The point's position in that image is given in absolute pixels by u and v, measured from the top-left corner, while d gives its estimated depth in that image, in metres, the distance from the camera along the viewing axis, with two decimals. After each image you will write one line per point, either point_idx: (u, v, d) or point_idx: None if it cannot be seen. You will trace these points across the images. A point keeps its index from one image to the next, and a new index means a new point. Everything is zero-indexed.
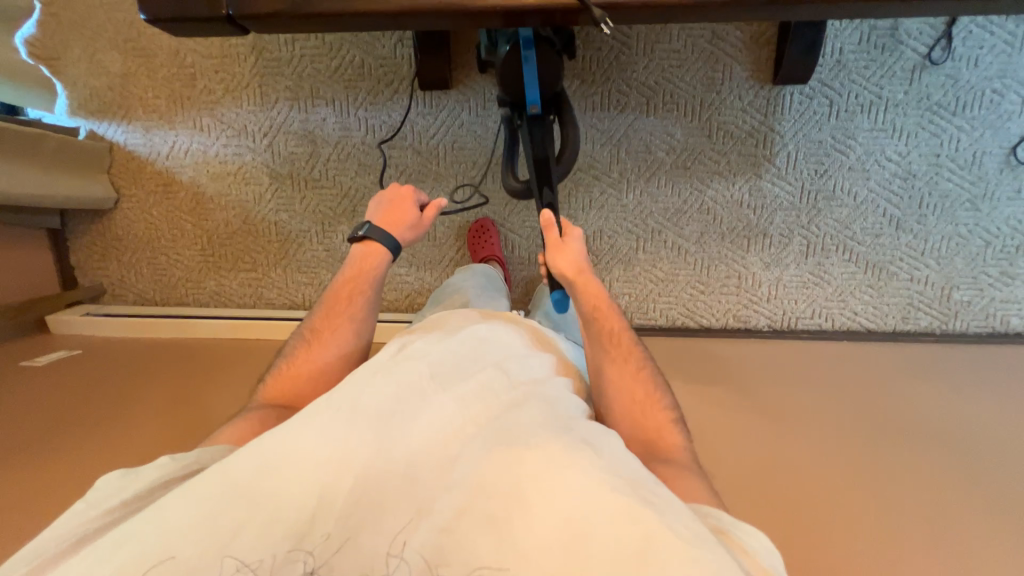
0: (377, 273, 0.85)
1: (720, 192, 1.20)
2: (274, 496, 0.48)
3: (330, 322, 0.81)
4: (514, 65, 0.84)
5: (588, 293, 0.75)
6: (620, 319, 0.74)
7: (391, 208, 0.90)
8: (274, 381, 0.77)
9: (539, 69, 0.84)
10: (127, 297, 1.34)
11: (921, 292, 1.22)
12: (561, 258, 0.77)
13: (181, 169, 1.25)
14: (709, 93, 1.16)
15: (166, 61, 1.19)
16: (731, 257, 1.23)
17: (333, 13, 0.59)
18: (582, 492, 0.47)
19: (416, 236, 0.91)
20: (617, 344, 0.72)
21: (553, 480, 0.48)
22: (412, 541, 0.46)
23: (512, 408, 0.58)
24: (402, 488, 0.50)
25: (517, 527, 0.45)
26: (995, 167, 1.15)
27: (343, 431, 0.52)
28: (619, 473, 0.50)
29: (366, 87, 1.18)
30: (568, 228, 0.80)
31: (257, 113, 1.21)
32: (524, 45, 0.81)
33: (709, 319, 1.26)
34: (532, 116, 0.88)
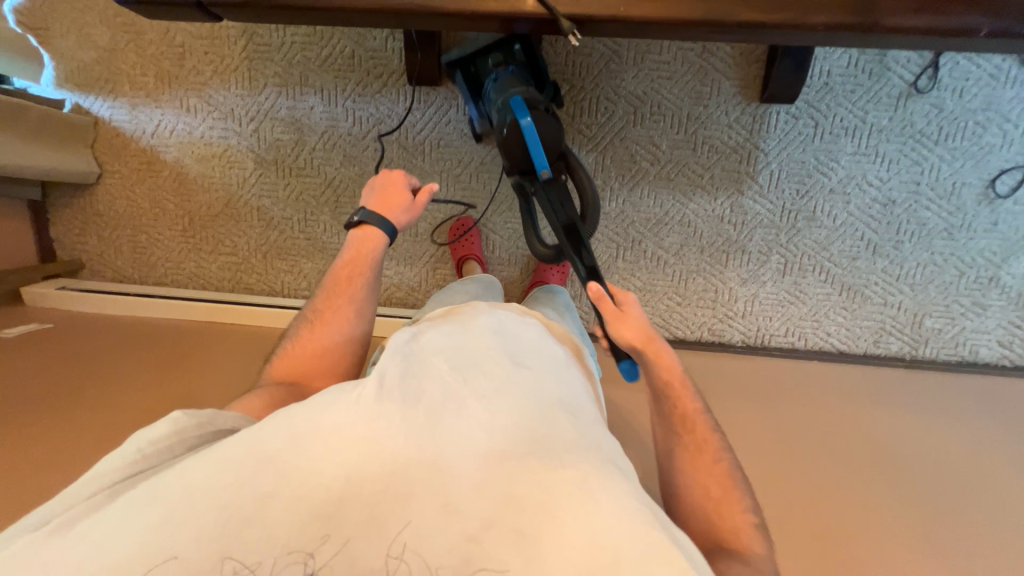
0: (374, 256, 0.86)
1: (702, 206, 1.21)
2: (300, 476, 0.50)
3: (332, 303, 0.83)
4: (518, 136, 0.84)
5: (663, 368, 0.71)
6: (694, 396, 0.70)
7: (386, 190, 0.90)
8: (282, 358, 0.81)
9: (540, 132, 0.83)
10: (105, 273, 1.33)
11: (894, 317, 1.23)
12: (625, 330, 0.71)
13: (166, 148, 1.25)
14: (696, 106, 1.16)
15: (157, 39, 1.18)
16: (708, 271, 1.24)
17: (306, 8, 0.59)
18: (610, 514, 0.49)
19: (412, 217, 0.91)
20: (691, 429, 0.68)
21: (581, 491, 0.50)
22: (414, 546, 0.48)
23: (540, 410, 0.58)
24: (425, 481, 0.51)
25: (542, 543, 0.48)
26: (974, 199, 1.17)
27: (369, 413, 0.53)
28: (637, 498, 0.53)
29: (356, 78, 1.18)
30: (622, 294, 0.75)
31: (243, 98, 1.20)
32: (517, 112, 0.82)
33: (684, 331, 1.27)
34: (545, 181, 0.86)
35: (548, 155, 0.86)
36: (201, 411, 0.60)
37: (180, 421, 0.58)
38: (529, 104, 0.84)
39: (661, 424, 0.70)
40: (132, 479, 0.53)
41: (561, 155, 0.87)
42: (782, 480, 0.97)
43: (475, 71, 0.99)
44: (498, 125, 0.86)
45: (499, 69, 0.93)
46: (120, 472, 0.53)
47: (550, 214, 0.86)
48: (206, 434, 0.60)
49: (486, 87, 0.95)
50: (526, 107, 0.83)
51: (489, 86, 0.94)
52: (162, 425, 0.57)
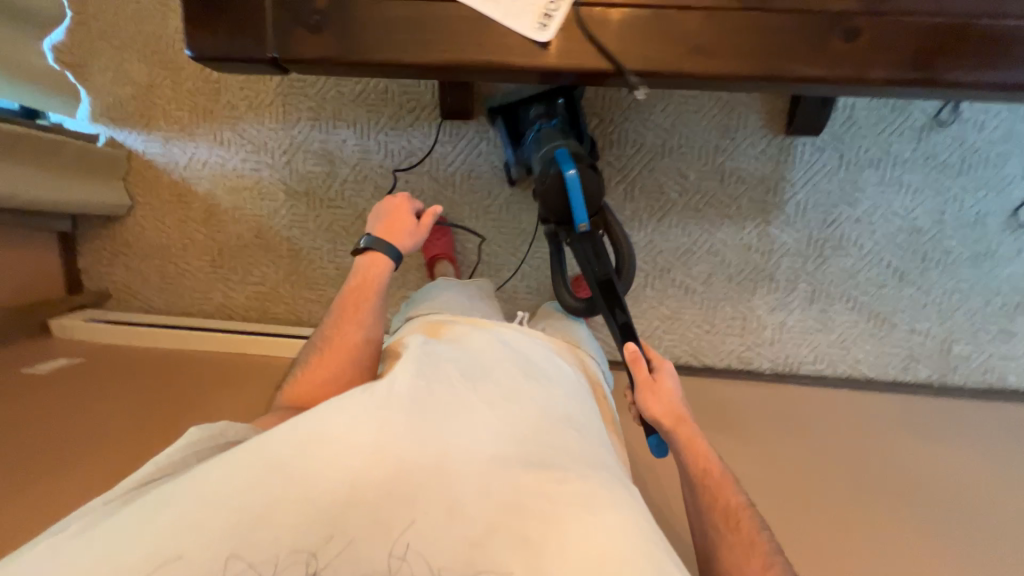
0: (380, 282, 0.84)
1: (729, 236, 1.22)
2: (302, 481, 0.51)
3: (341, 329, 0.80)
4: (559, 187, 0.85)
5: (692, 449, 0.73)
6: (735, 488, 0.69)
7: (390, 217, 0.90)
8: (292, 386, 0.78)
9: (582, 186, 0.84)
10: (133, 303, 1.33)
11: (922, 344, 1.23)
12: (654, 401, 0.77)
13: (198, 181, 1.26)
14: (723, 139, 1.18)
15: (192, 75, 1.21)
16: (737, 299, 1.24)
17: (375, 65, 0.57)
18: (619, 534, 0.51)
19: (417, 242, 0.91)
20: (735, 527, 0.65)
21: (591, 507, 0.53)
22: (419, 547, 0.50)
23: (544, 420, 0.63)
24: (433, 483, 0.53)
25: (546, 549, 0.50)
26: (998, 228, 1.19)
27: (376, 419, 0.55)
28: (634, 504, 0.56)
29: (388, 113, 1.20)
30: (658, 365, 0.81)
31: (277, 131, 1.22)
32: (563, 164, 0.84)
33: (713, 359, 1.26)
34: (582, 235, 0.86)
35: (588, 209, 0.86)
36: (211, 424, 0.64)
37: (194, 435, 0.62)
38: (574, 156, 0.86)
39: (698, 513, 0.68)
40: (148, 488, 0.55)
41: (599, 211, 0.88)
42: (823, 514, 0.96)
43: (517, 120, 1.04)
44: (539, 173, 0.87)
45: (543, 120, 0.98)
46: (132, 484, 0.55)
47: (583, 266, 0.87)
48: (218, 446, 0.62)
49: (528, 138, 0.99)
50: (572, 159, 0.85)
51: (532, 137, 0.98)
52: (181, 439, 0.61)
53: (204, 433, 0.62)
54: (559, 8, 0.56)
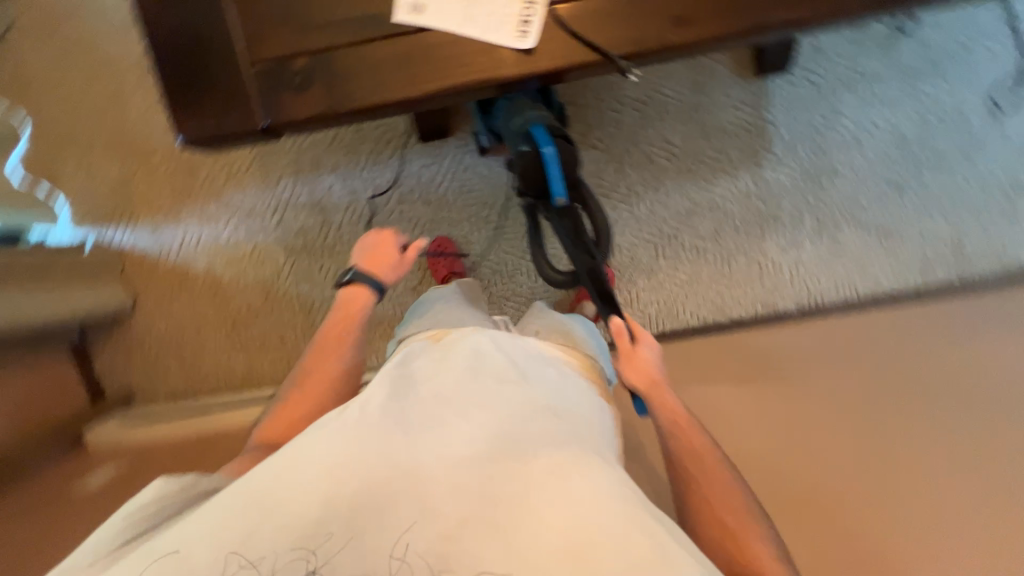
0: (363, 316, 0.79)
1: (727, 188, 1.22)
2: (285, 503, 0.51)
3: (319, 364, 0.75)
4: (535, 162, 0.80)
5: (666, 408, 0.72)
6: (704, 436, 0.69)
7: (374, 250, 0.83)
8: (275, 418, 0.71)
9: (560, 161, 0.80)
10: (159, 394, 1.28)
11: (938, 245, 1.21)
12: (631, 371, 0.74)
13: (194, 261, 1.23)
14: (698, 96, 1.20)
15: (166, 159, 1.20)
16: (749, 247, 1.23)
17: (369, 109, 0.56)
18: (590, 499, 0.52)
19: (401, 275, 0.84)
20: (701, 466, 0.67)
21: (560, 477, 0.54)
22: (414, 545, 0.50)
23: (523, 411, 0.60)
24: (407, 490, 0.53)
25: (520, 532, 0.51)
26: (979, 118, 1.21)
27: (348, 439, 0.55)
28: (612, 479, 0.55)
29: (367, 149, 1.20)
30: (639, 332, 0.77)
31: (263, 194, 1.21)
32: (539, 139, 0.79)
33: (739, 311, 1.22)
34: (559, 210, 0.82)
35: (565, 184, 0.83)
36: (184, 475, 0.57)
37: (162, 486, 0.55)
38: (552, 130, 0.81)
39: (669, 465, 0.69)
40: (131, 546, 0.50)
41: (578, 188, 0.83)
42: None
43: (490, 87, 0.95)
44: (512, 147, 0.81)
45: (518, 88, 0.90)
46: (114, 538, 0.51)
47: (564, 241, 0.83)
48: (193, 496, 0.56)
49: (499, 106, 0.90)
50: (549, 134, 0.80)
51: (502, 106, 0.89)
52: (146, 492, 0.54)
53: (175, 486, 0.55)
54: (535, 12, 0.56)
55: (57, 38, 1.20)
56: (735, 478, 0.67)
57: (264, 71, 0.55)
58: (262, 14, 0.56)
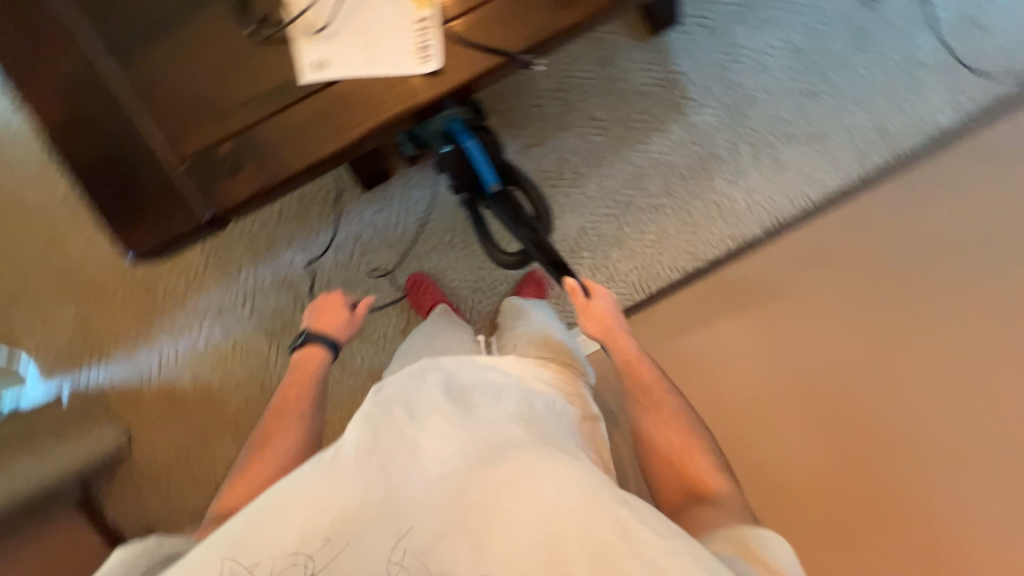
0: (319, 376, 0.80)
1: (662, 143, 1.27)
2: (264, 533, 0.50)
3: (279, 424, 0.73)
4: (460, 158, 0.82)
5: (620, 349, 0.81)
6: (652, 368, 0.79)
7: (322, 310, 0.85)
8: (233, 485, 0.66)
9: (484, 151, 0.83)
10: (181, 522, 1.17)
11: (864, 135, 1.28)
12: (589, 322, 0.84)
13: (178, 376, 1.19)
14: (608, 70, 1.25)
15: (120, 285, 1.17)
16: (700, 190, 1.27)
17: (305, 169, 0.57)
18: (556, 492, 0.51)
19: (354, 331, 0.86)
20: (648, 394, 0.76)
21: (528, 474, 0.53)
22: (414, 548, 0.49)
23: (496, 424, 0.60)
24: (379, 515, 0.50)
25: (495, 536, 0.49)
26: (859, 14, 1.30)
27: (323, 473, 0.53)
28: (585, 469, 0.54)
29: (316, 214, 1.20)
30: (593, 287, 0.86)
31: (227, 288, 1.19)
32: (459, 136, 0.82)
33: (713, 251, 1.26)
34: (496, 195, 0.84)
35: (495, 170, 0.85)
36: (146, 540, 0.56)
37: (127, 550, 0.55)
38: (470, 125, 0.84)
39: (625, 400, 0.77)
40: None
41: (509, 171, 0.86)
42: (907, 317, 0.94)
43: None
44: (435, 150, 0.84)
45: None
46: None
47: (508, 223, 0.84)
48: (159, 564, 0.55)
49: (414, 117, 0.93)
50: (468, 129, 0.83)
51: None
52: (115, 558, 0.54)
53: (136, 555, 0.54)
54: (430, 34, 0.57)
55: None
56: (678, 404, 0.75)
57: (193, 165, 0.56)
58: (174, 112, 0.56)
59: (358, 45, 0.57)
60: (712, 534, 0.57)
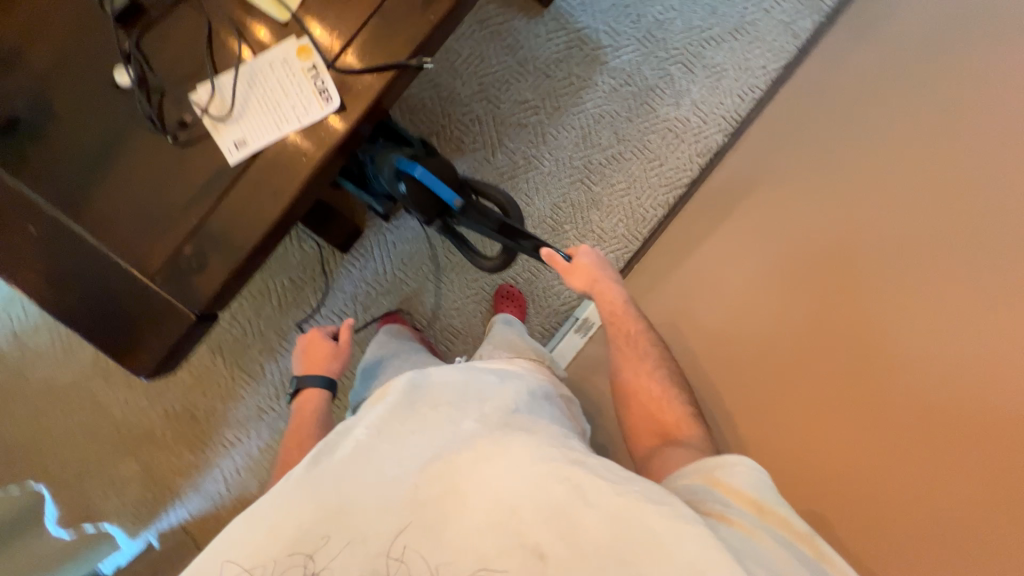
0: (320, 415, 0.79)
1: (595, 97, 1.26)
2: (246, 545, 0.50)
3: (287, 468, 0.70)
4: (418, 189, 0.82)
5: (609, 301, 0.83)
6: (636, 318, 0.83)
7: (309, 350, 0.87)
8: None
9: (435, 173, 0.81)
10: None
11: (784, 8, 1.26)
12: (575, 281, 0.84)
13: (247, 487, 1.23)
14: (517, 54, 1.25)
15: (164, 425, 1.22)
16: (650, 124, 1.26)
17: (265, 237, 0.61)
18: (515, 476, 0.54)
19: (343, 363, 0.87)
20: (635, 346, 0.82)
21: (490, 463, 0.55)
22: (406, 544, 0.50)
23: (456, 420, 0.62)
24: (345, 524, 0.51)
25: (455, 521, 0.51)
26: None
27: (291, 490, 0.54)
28: (540, 443, 0.58)
29: (310, 290, 1.22)
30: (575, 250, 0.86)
31: (258, 389, 1.23)
32: (407, 168, 0.81)
33: (687, 174, 1.26)
34: (462, 211, 0.82)
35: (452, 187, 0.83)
36: None
37: None
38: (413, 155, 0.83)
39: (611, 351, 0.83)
40: None
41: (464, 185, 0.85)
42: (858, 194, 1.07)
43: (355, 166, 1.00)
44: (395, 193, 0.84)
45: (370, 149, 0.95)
46: None
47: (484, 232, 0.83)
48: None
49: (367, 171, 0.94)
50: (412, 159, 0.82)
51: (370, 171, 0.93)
52: None
53: None
54: (325, 78, 0.61)
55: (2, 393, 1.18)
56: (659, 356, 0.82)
57: (165, 275, 0.60)
58: (131, 235, 0.60)
59: (266, 113, 0.60)
60: (683, 471, 0.65)
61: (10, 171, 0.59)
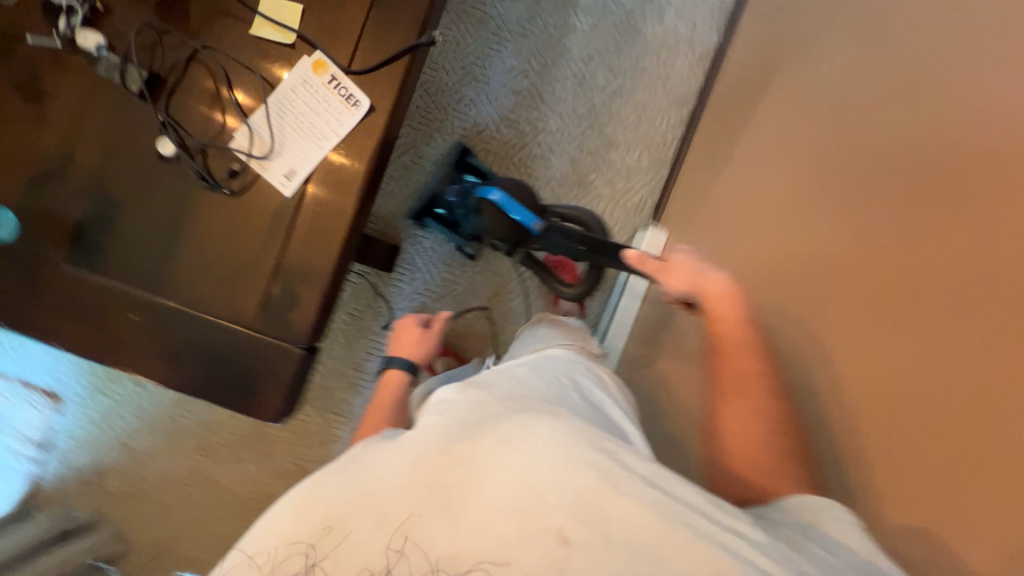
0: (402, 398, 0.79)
1: (578, 41, 1.23)
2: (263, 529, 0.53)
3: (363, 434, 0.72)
4: (498, 213, 0.84)
5: (723, 316, 0.72)
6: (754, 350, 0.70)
7: (400, 336, 0.89)
8: None
9: (517, 197, 0.84)
10: None
11: None
12: (674, 280, 0.76)
13: None
14: (490, 25, 1.23)
15: (279, 487, 1.25)
16: (641, 48, 1.23)
17: (346, 254, 0.62)
18: (538, 456, 0.49)
19: (428, 349, 0.88)
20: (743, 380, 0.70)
21: (520, 454, 0.50)
22: (418, 533, 0.48)
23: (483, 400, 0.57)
24: (362, 509, 0.50)
25: (474, 509, 0.48)
26: None
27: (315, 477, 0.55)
28: (564, 423, 0.52)
29: (370, 318, 1.24)
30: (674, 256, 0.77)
31: (352, 426, 1.24)
32: (488, 193, 0.85)
33: (693, 85, 1.22)
34: (543, 231, 0.82)
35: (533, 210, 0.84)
36: None
37: None
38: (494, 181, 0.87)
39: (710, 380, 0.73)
40: None
41: (546, 210, 0.86)
42: None
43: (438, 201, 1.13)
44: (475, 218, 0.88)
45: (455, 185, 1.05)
46: None
47: (568, 249, 0.82)
48: None
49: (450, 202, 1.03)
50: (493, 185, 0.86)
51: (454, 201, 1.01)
52: None
53: None
54: (348, 85, 0.61)
55: (128, 503, 1.24)
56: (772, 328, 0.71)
57: (264, 322, 0.61)
58: (221, 294, 0.61)
59: (305, 136, 0.61)
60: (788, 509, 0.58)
61: (94, 272, 0.61)
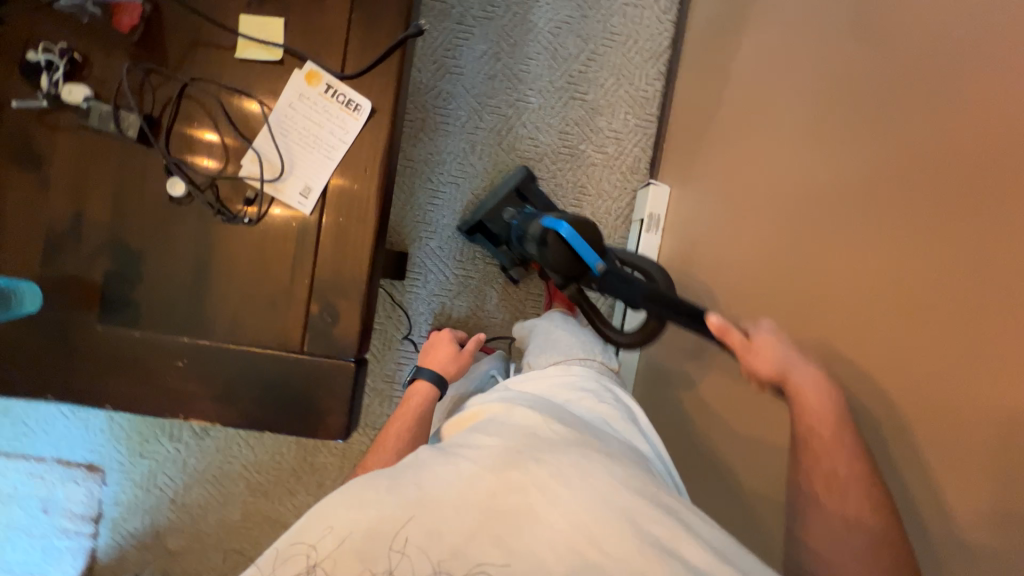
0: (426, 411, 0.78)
1: (543, 14, 1.22)
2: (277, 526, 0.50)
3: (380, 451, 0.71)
4: (560, 247, 0.79)
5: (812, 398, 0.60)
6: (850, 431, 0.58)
7: (435, 348, 0.89)
8: None
9: (586, 236, 0.78)
10: None
11: None
12: (756, 361, 0.66)
13: None
14: (453, 14, 1.21)
15: None
16: (607, 9, 1.22)
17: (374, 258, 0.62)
18: (595, 496, 0.49)
19: (460, 366, 0.88)
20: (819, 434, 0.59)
21: (579, 488, 0.49)
22: (459, 549, 0.47)
23: (546, 430, 0.57)
24: (408, 513, 0.48)
25: (523, 539, 0.47)
26: None
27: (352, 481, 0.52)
28: (619, 474, 0.52)
29: (392, 329, 1.24)
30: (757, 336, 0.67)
31: None
32: (555, 225, 0.79)
33: (664, 36, 1.22)
34: (604, 275, 0.77)
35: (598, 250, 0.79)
36: None
37: None
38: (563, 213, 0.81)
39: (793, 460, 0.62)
40: None
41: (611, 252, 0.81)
42: None
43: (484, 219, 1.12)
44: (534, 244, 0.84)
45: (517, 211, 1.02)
46: None
47: (626, 296, 0.77)
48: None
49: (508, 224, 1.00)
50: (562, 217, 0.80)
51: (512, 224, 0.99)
52: None
53: None
54: (345, 91, 0.61)
55: (187, 557, 1.23)
56: (792, 270, 0.70)
57: (308, 341, 0.61)
58: (260, 321, 0.61)
59: (313, 150, 0.62)
60: None
61: (135, 324, 0.61)
